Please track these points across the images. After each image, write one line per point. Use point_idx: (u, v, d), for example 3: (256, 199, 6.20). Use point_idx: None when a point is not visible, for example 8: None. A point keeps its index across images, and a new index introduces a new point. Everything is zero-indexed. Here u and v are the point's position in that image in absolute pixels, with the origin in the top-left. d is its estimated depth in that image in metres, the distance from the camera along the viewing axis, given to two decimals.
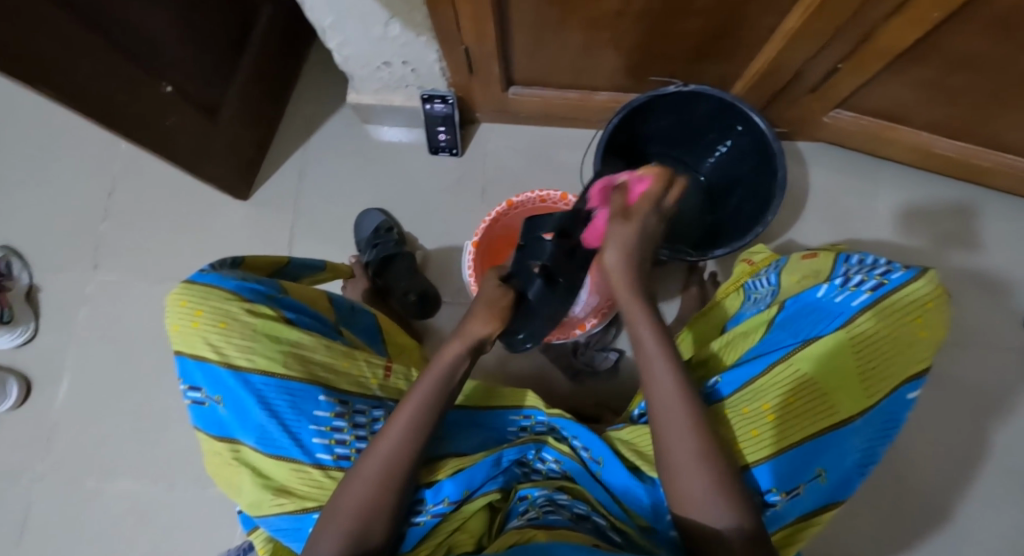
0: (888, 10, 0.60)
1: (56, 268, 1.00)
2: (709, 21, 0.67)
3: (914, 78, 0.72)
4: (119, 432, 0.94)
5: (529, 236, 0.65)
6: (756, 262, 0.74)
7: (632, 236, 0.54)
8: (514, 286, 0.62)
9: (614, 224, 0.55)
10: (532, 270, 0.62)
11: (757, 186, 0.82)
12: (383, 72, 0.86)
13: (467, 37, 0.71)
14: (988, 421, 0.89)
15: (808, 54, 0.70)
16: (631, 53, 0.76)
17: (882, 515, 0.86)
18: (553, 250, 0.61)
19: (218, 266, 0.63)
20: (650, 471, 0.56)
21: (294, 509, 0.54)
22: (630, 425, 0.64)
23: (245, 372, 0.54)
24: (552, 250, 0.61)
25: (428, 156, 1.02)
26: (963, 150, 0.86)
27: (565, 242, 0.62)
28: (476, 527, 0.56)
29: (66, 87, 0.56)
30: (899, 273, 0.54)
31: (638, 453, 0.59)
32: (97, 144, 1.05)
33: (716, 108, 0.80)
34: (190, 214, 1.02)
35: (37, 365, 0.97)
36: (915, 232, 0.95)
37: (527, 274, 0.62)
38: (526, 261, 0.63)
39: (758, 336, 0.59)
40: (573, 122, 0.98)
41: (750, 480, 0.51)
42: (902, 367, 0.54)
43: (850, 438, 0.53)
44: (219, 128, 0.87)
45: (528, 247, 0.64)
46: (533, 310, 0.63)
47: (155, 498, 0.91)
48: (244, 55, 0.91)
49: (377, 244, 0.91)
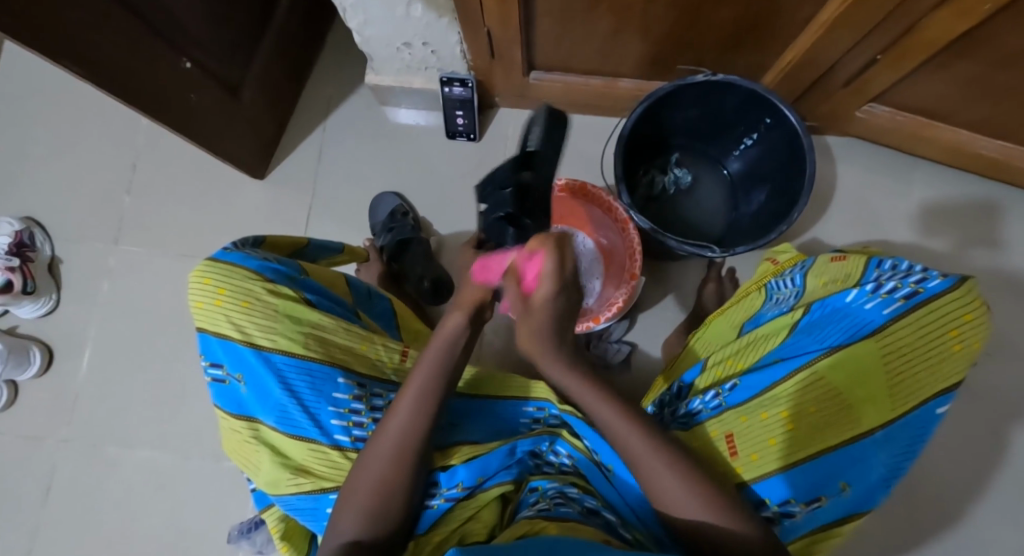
0: (936, 2, 0.57)
1: (77, 241, 1.01)
2: (744, 9, 0.64)
3: (958, 73, 0.69)
4: (137, 404, 0.96)
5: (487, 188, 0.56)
6: (781, 262, 0.73)
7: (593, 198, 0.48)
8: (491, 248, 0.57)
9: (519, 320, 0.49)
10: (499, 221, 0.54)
11: (785, 183, 0.79)
12: (404, 53, 0.84)
13: (490, 20, 0.69)
14: (1010, 429, 0.87)
15: (846, 46, 0.68)
16: (659, 40, 0.73)
17: (893, 519, 0.85)
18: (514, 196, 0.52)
19: (241, 243, 0.63)
20: None
21: (312, 489, 0.54)
22: None
23: (266, 352, 0.54)
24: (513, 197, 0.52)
25: (447, 140, 1.00)
26: (1003, 150, 0.82)
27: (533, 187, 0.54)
28: (490, 516, 0.57)
29: (85, 64, 0.55)
30: (936, 282, 0.52)
31: None
32: (118, 119, 1.06)
33: (744, 101, 0.77)
34: (208, 191, 1.02)
35: (58, 335, 0.98)
36: (944, 233, 0.92)
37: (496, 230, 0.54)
38: (492, 215, 0.55)
39: (780, 339, 0.58)
40: (595, 109, 0.96)
41: (750, 495, 0.51)
42: (933, 380, 0.52)
43: (874, 451, 0.51)
44: (239, 106, 0.86)
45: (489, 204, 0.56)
46: None
47: (171, 469, 0.93)
48: (265, 33, 0.90)
49: (393, 228, 0.91)
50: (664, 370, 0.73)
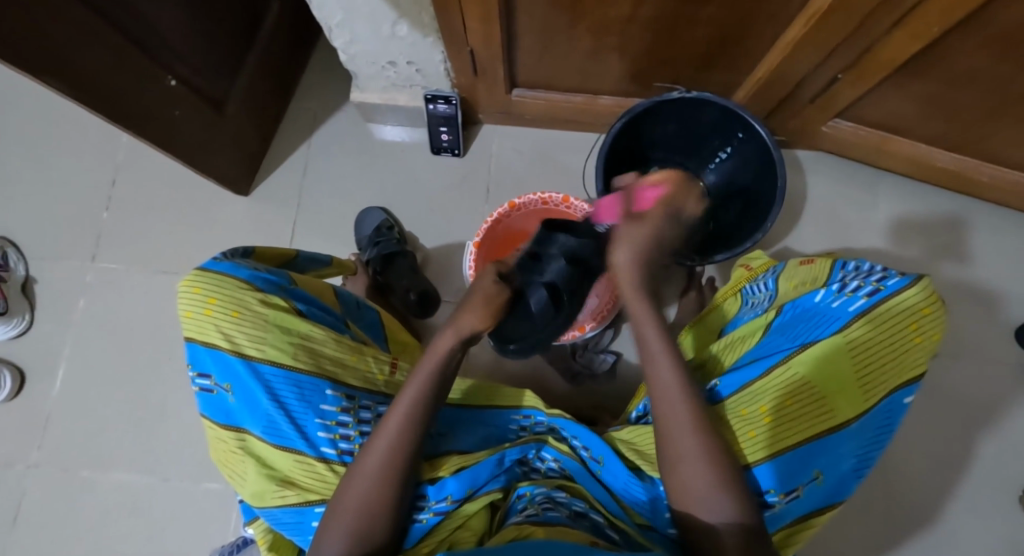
0: (891, 24, 0.61)
1: (53, 259, 0.99)
2: (715, 31, 0.68)
3: (914, 91, 0.74)
4: (114, 425, 0.93)
5: (541, 247, 0.65)
6: (754, 268, 0.76)
7: (642, 239, 0.57)
8: (515, 283, 0.62)
9: (622, 226, 0.58)
10: (539, 282, 0.63)
11: (757, 195, 0.84)
12: (388, 71, 0.86)
13: (473, 39, 0.72)
14: (978, 429, 0.91)
15: (810, 65, 0.72)
16: (636, 59, 0.76)
17: (872, 517, 0.88)
18: (562, 270, 0.63)
19: (230, 254, 0.63)
20: (650, 471, 0.56)
21: (296, 501, 0.53)
22: (630, 426, 0.64)
23: (255, 362, 0.54)
24: (561, 270, 0.63)
25: (431, 156, 1.02)
26: (960, 163, 0.87)
27: (574, 263, 0.64)
28: (478, 525, 0.56)
29: (69, 78, 0.56)
30: (895, 280, 0.55)
31: (638, 453, 0.59)
32: (99, 135, 1.05)
33: (719, 115, 0.81)
34: (191, 208, 1.01)
35: (30, 356, 0.96)
36: (910, 242, 0.97)
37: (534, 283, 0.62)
38: (533, 271, 0.63)
39: (756, 339, 0.60)
40: (576, 125, 0.99)
41: (751, 479, 0.52)
42: (898, 372, 0.54)
43: (847, 441, 0.53)
44: (224, 123, 0.86)
45: (539, 260, 0.64)
46: (528, 316, 0.63)
47: (148, 491, 0.90)
48: (251, 51, 0.90)
49: (378, 242, 0.91)
50: (694, 320, 0.74)
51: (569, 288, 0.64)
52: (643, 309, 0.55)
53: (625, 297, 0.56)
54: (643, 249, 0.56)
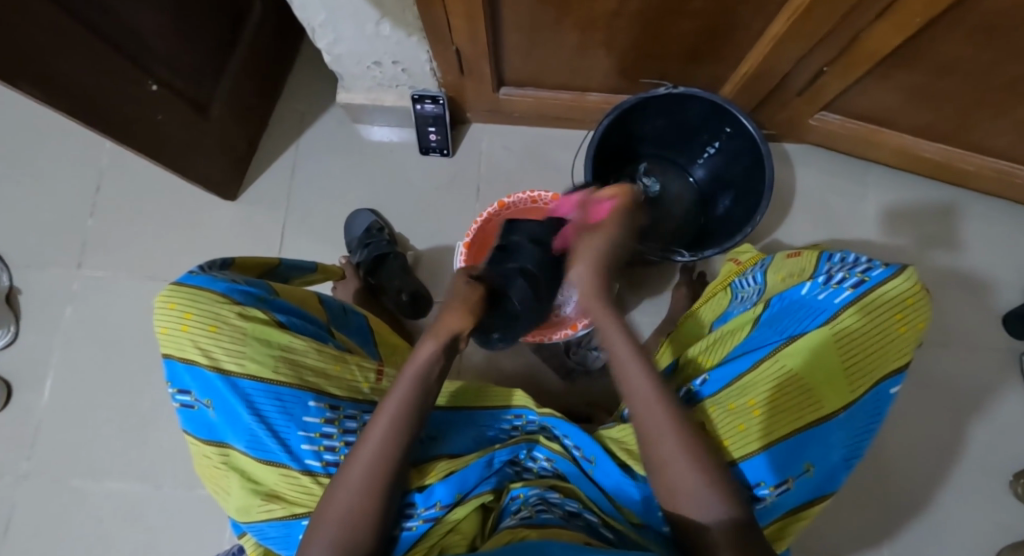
0: (875, 15, 0.61)
1: (39, 267, 0.98)
2: (700, 24, 0.68)
3: (899, 81, 0.74)
4: (105, 433, 0.92)
5: (506, 238, 0.73)
6: (743, 262, 0.76)
7: (602, 251, 0.57)
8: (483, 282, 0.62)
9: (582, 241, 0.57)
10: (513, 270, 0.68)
11: (747, 186, 0.84)
12: (374, 71, 0.85)
13: (459, 38, 0.71)
14: (969, 416, 0.92)
15: (796, 57, 0.72)
16: (623, 54, 0.76)
17: (864, 508, 0.88)
18: (535, 255, 0.70)
19: (208, 267, 0.62)
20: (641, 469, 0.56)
21: (284, 515, 0.54)
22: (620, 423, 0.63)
23: (233, 377, 0.53)
24: (534, 255, 0.70)
25: (420, 156, 1.01)
26: (946, 153, 0.88)
27: (543, 248, 0.71)
28: (470, 527, 0.56)
29: (49, 86, 0.55)
30: (879, 270, 0.55)
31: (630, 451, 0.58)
32: (82, 140, 1.04)
33: (706, 109, 0.80)
34: (178, 213, 1.00)
35: (18, 366, 0.95)
36: (900, 232, 0.98)
37: (511, 275, 0.67)
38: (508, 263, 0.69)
39: (745, 333, 0.60)
40: (565, 122, 0.98)
41: (743, 473, 0.52)
42: (884, 361, 0.55)
43: (836, 432, 0.53)
44: (208, 126, 0.85)
45: (509, 249, 0.72)
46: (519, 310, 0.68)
47: (142, 499, 0.90)
48: (235, 52, 0.89)
49: (369, 244, 0.91)
50: (669, 337, 0.75)
51: (546, 271, 0.70)
52: (613, 329, 0.54)
53: (594, 317, 0.55)
54: (602, 264, 0.56)
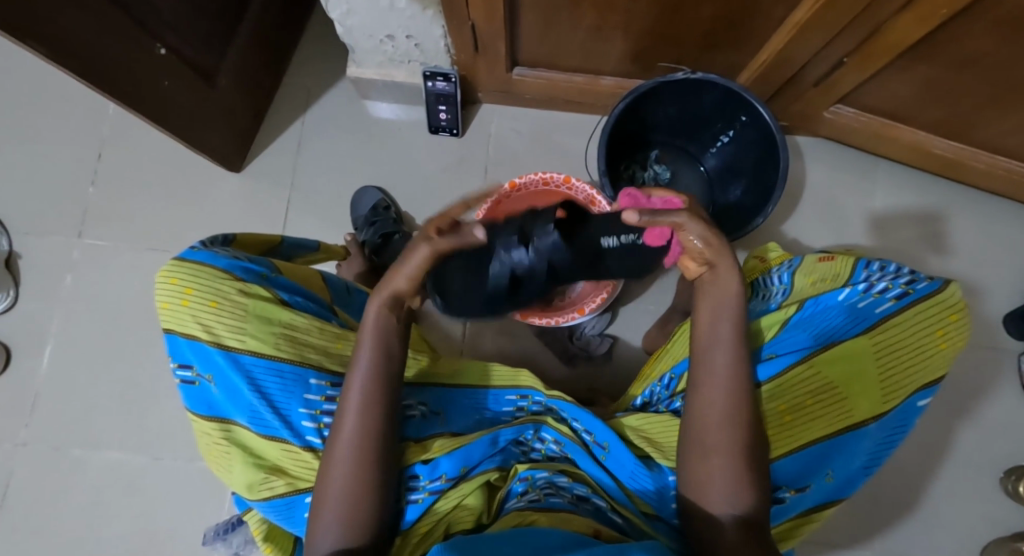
0: (899, 5, 0.60)
1: (38, 233, 0.97)
2: (720, 10, 0.67)
3: (918, 75, 0.73)
4: (105, 403, 0.92)
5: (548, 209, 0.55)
6: (769, 261, 0.70)
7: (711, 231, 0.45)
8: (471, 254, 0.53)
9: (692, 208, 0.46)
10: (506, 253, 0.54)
11: (760, 178, 0.83)
12: (387, 45, 0.84)
13: (475, 14, 0.70)
14: (968, 414, 0.92)
15: (816, 47, 0.71)
16: (640, 36, 0.75)
17: (860, 500, 0.89)
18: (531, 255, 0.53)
19: (209, 243, 0.61)
20: (660, 459, 0.56)
21: (287, 490, 0.53)
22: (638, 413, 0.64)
23: (234, 352, 0.53)
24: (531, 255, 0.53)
25: (428, 135, 1.00)
26: (960, 151, 0.87)
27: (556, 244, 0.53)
28: (476, 503, 0.55)
29: (55, 45, 0.53)
30: (924, 285, 0.57)
31: (648, 439, 0.59)
32: (84, 105, 1.02)
33: (721, 98, 0.80)
34: (181, 184, 0.99)
35: (17, 332, 0.94)
36: (907, 231, 0.98)
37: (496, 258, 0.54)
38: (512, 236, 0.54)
39: (773, 333, 0.57)
40: (577, 106, 0.97)
41: (773, 472, 0.52)
42: (920, 374, 0.56)
43: (862, 442, 0.55)
44: (214, 95, 0.84)
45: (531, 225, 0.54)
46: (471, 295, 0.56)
47: (141, 469, 0.90)
48: (243, 21, 0.88)
49: (374, 222, 0.90)
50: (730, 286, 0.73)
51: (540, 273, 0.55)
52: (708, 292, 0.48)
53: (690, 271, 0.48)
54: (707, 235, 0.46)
